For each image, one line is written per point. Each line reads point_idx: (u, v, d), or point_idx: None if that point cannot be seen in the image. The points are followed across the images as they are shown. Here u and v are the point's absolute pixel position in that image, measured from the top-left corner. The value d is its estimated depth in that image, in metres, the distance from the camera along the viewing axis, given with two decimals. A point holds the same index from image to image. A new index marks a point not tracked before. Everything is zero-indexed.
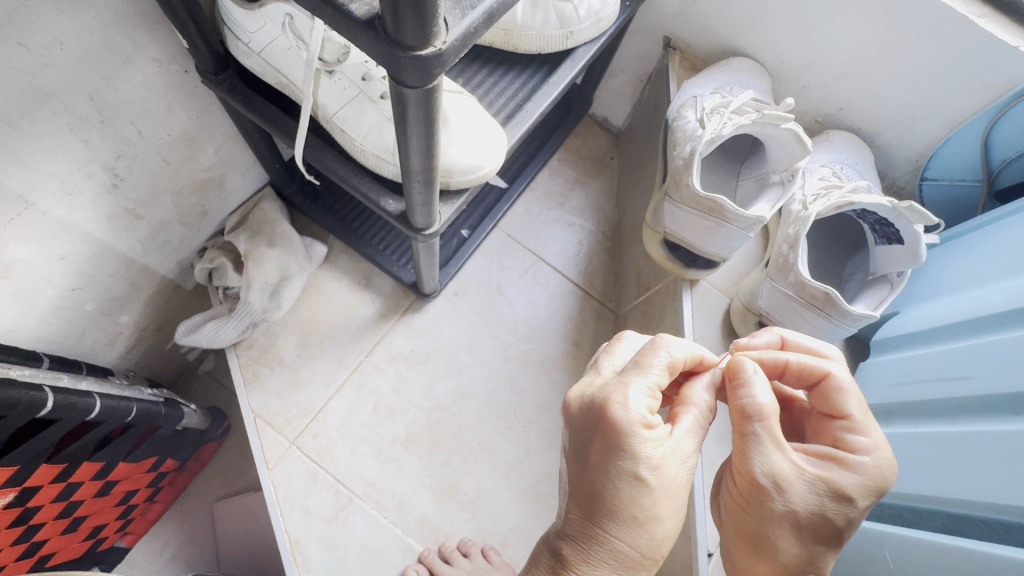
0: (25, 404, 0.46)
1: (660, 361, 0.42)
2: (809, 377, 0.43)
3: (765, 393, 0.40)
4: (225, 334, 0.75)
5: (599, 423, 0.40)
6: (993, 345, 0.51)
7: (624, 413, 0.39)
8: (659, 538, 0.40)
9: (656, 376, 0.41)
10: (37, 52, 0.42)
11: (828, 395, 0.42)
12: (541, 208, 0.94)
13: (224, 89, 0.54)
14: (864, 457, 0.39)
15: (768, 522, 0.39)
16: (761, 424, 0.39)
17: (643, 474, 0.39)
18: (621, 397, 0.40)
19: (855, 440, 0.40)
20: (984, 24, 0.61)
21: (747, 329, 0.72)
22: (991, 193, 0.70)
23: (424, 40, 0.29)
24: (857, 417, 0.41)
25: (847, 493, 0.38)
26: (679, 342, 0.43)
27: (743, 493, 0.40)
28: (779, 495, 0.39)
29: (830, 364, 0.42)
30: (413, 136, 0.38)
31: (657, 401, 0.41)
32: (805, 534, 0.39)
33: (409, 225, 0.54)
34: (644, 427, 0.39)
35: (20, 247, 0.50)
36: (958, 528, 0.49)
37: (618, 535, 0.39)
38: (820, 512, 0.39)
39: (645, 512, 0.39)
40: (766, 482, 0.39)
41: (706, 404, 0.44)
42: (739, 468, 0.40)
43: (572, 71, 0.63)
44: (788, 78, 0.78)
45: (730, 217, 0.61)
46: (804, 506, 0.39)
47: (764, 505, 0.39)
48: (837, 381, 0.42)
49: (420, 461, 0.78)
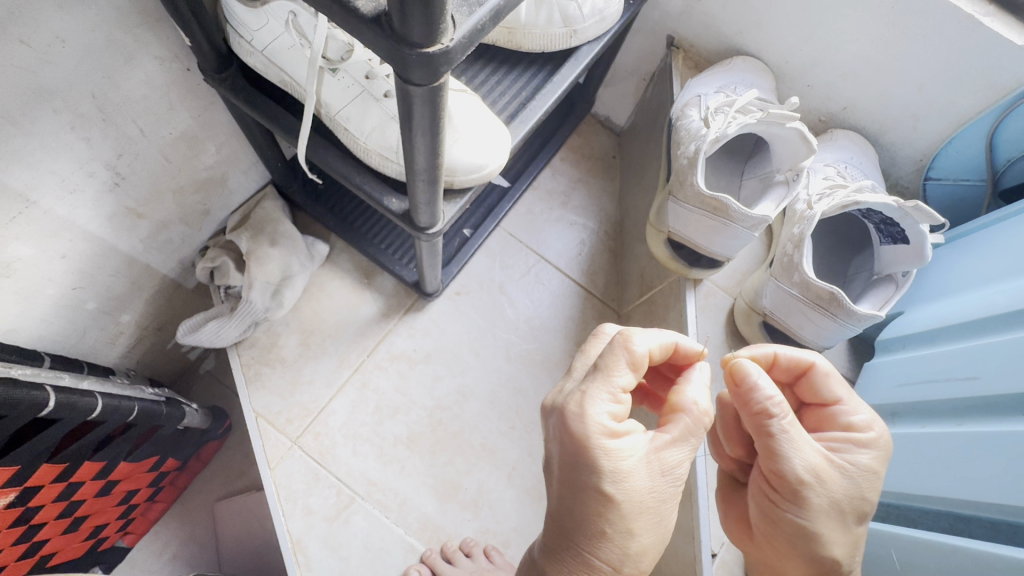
0: (27, 404, 0.46)
1: (624, 366, 0.41)
2: (796, 368, 0.47)
3: (776, 391, 0.41)
4: (227, 334, 0.74)
5: (562, 434, 0.40)
6: (1000, 345, 0.51)
7: (582, 425, 0.39)
8: (635, 552, 0.40)
9: (620, 383, 0.40)
10: (39, 49, 0.41)
11: (818, 382, 0.46)
12: (543, 207, 0.93)
13: (226, 88, 0.53)
14: (869, 433, 0.44)
15: (816, 517, 0.42)
16: (785, 422, 0.41)
17: (608, 489, 0.38)
18: (580, 408, 0.39)
19: (856, 420, 0.44)
20: (990, 23, 0.61)
21: (751, 329, 0.71)
22: (995, 193, 0.70)
23: (430, 37, 0.28)
24: (846, 398, 0.46)
25: (868, 470, 0.42)
26: (645, 337, 0.42)
27: (782, 496, 0.43)
28: (819, 488, 0.42)
29: (813, 356, 0.46)
30: (418, 134, 0.38)
31: (623, 409, 0.40)
32: (847, 519, 0.42)
33: (412, 225, 0.54)
34: (604, 439, 0.39)
35: (21, 246, 0.50)
36: (966, 529, 0.49)
37: (589, 550, 0.39)
38: (855, 495, 0.42)
39: (614, 528, 0.39)
40: (809, 478, 0.41)
41: (700, 409, 0.42)
42: (775, 470, 0.42)
43: (576, 70, 0.62)
44: (792, 77, 0.78)
45: (734, 216, 0.61)
46: (841, 491, 0.42)
47: (806, 502, 0.42)
48: (823, 368, 0.46)
49: (421, 461, 0.77)
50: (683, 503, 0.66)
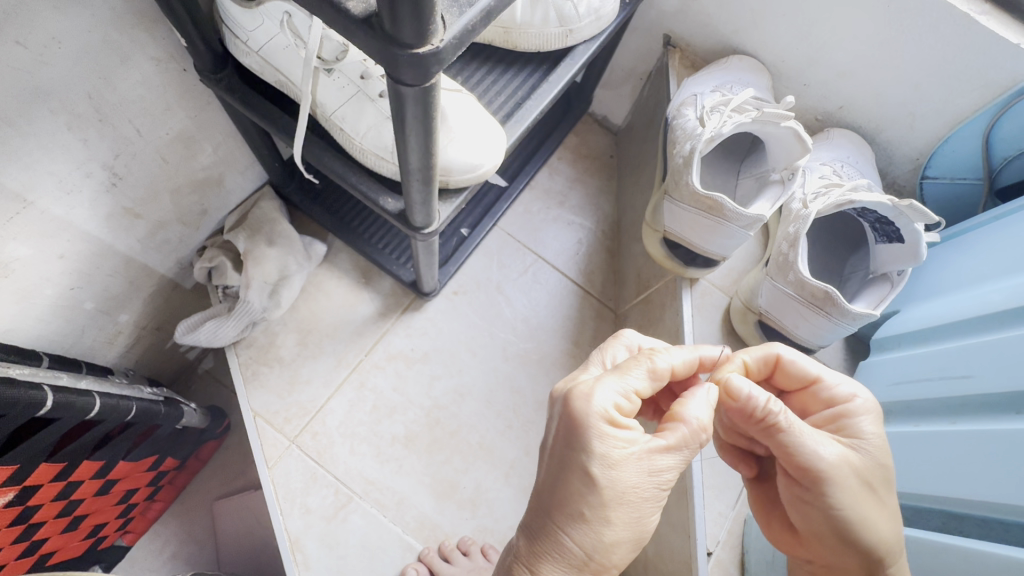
0: (25, 403, 0.46)
1: (641, 368, 0.43)
2: (767, 364, 0.49)
3: (767, 394, 0.43)
4: (224, 333, 0.74)
5: (564, 414, 0.41)
6: (994, 344, 0.51)
7: (587, 405, 0.40)
8: (607, 543, 0.39)
9: (632, 380, 0.42)
10: (35, 50, 0.42)
11: (792, 370, 0.48)
12: (540, 207, 0.93)
13: (222, 88, 0.54)
14: (856, 401, 0.45)
15: (850, 499, 0.43)
16: (787, 417, 0.43)
17: (595, 471, 0.39)
18: (588, 390, 0.40)
19: (839, 391, 0.46)
20: (986, 21, 0.61)
21: (746, 328, 0.71)
22: (991, 191, 0.71)
23: (421, 38, 0.28)
24: (822, 375, 0.47)
25: (874, 437, 0.44)
26: (669, 356, 0.44)
27: (814, 490, 0.43)
28: (846, 473, 0.43)
29: (777, 348, 0.48)
30: (411, 135, 0.38)
31: (629, 404, 0.41)
32: (877, 494, 0.43)
33: (408, 225, 0.54)
34: (605, 423, 0.39)
35: (19, 246, 0.50)
36: (959, 527, 0.49)
37: (564, 529, 0.39)
38: (872, 466, 0.43)
39: (593, 511, 0.39)
40: (828, 463, 0.42)
41: (699, 423, 0.42)
42: (799, 466, 0.43)
43: (572, 70, 0.62)
44: (789, 76, 0.78)
45: (730, 216, 0.61)
46: (859, 468, 0.43)
47: (840, 491, 0.43)
48: (789, 358, 0.48)
49: (419, 460, 0.78)
50: (679, 501, 0.67)
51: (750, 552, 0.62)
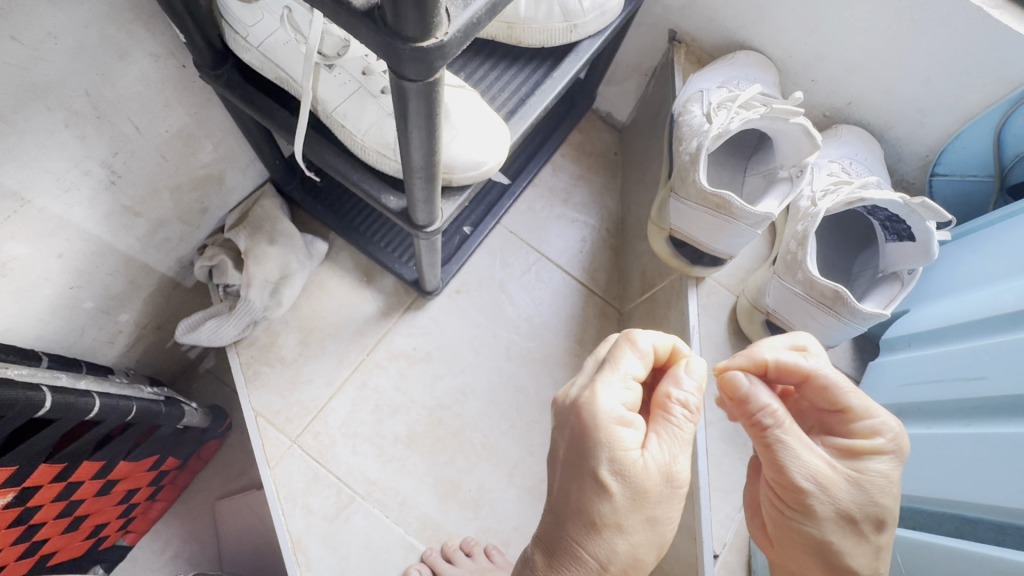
0: (24, 404, 0.45)
1: (631, 359, 0.42)
2: (796, 375, 0.47)
3: (768, 399, 0.44)
4: (225, 333, 0.74)
5: (572, 423, 0.40)
6: (1007, 345, 0.50)
7: (594, 411, 0.39)
8: (624, 552, 0.39)
9: (628, 374, 0.41)
10: (31, 46, 0.41)
11: (826, 391, 0.46)
12: (544, 205, 0.92)
13: (222, 84, 0.53)
14: (879, 438, 0.44)
15: (821, 522, 0.44)
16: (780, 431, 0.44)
17: (607, 477, 0.38)
18: (593, 396, 0.40)
19: (866, 425, 0.45)
20: (999, 15, 0.60)
21: (754, 327, 0.70)
22: (1002, 188, 0.69)
23: (425, 31, 0.27)
24: (857, 408, 0.45)
25: (879, 477, 0.43)
26: (649, 335, 0.44)
27: (790, 505, 0.45)
28: (825, 496, 0.43)
29: (815, 365, 0.46)
30: (414, 132, 0.37)
31: (632, 399, 0.41)
32: (855, 526, 0.44)
33: (409, 222, 0.53)
34: (614, 427, 0.39)
35: (16, 245, 0.49)
36: (973, 532, 0.48)
37: (581, 541, 0.39)
38: (862, 503, 0.43)
39: (606, 520, 0.38)
40: (810, 486, 0.43)
41: (686, 402, 0.41)
42: (781, 478, 0.44)
43: (576, 65, 0.61)
44: (796, 72, 0.77)
45: (738, 214, 0.60)
46: (848, 501, 0.43)
47: (815, 513, 0.44)
48: (825, 378, 0.45)
49: (422, 460, 0.77)
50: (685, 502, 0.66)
51: (756, 554, 0.62)
